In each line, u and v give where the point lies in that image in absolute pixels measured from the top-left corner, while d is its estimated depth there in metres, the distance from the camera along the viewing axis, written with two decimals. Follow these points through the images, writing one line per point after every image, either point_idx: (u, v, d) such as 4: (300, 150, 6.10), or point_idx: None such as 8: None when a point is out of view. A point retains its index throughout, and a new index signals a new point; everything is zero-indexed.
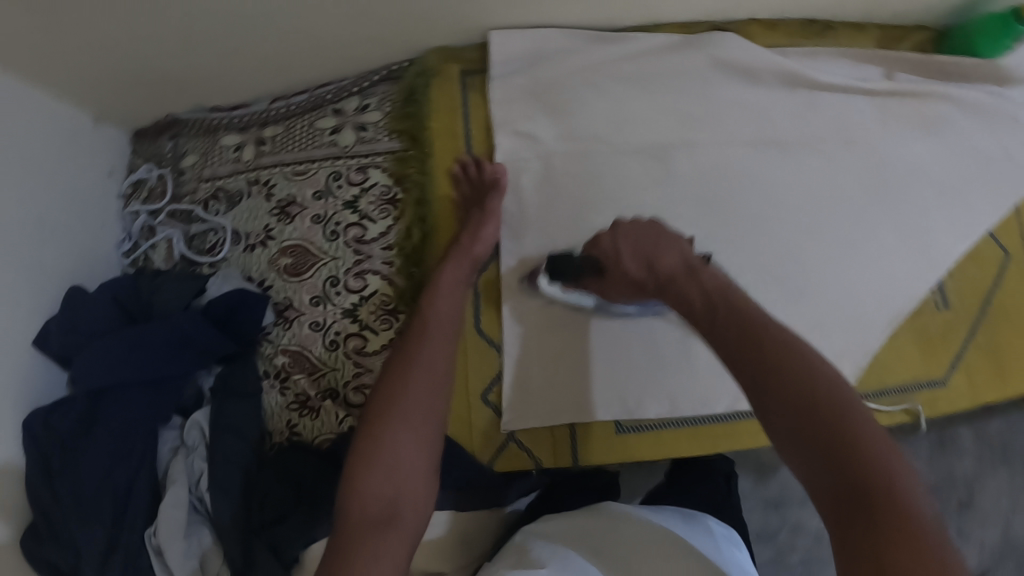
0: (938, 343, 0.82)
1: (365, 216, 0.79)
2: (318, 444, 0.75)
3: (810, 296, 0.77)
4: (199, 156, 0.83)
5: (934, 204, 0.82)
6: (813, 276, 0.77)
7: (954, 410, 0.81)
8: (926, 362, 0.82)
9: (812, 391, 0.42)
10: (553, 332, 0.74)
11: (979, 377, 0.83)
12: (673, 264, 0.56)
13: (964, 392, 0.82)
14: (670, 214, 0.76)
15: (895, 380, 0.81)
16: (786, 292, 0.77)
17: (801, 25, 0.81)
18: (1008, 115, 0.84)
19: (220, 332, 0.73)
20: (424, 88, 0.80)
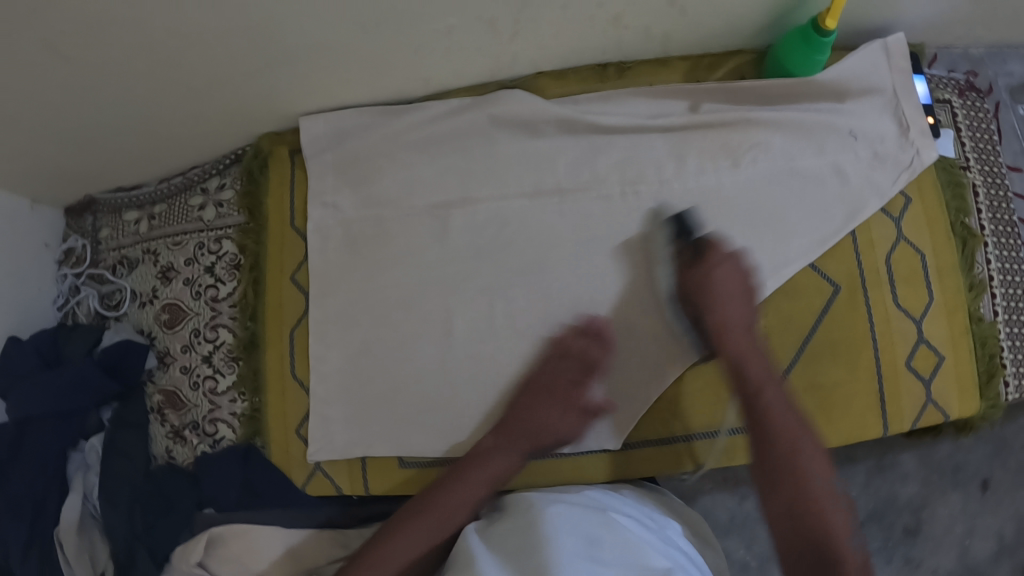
0: (737, 389, 0.82)
1: (218, 278, 0.93)
2: (186, 465, 0.92)
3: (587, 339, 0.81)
4: (111, 229, 1.04)
5: (741, 238, 0.82)
6: (595, 324, 0.81)
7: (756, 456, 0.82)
8: (728, 407, 0.82)
9: (791, 454, 0.79)
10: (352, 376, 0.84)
11: (792, 419, 0.82)
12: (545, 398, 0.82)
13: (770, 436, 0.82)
14: (455, 268, 0.83)
15: (685, 428, 0.84)
16: (570, 333, 0.81)
17: (591, 70, 0.85)
18: (827, 133, 0.83)
19: (108, 376, 0.94)
20: (259, 169, 0.92)
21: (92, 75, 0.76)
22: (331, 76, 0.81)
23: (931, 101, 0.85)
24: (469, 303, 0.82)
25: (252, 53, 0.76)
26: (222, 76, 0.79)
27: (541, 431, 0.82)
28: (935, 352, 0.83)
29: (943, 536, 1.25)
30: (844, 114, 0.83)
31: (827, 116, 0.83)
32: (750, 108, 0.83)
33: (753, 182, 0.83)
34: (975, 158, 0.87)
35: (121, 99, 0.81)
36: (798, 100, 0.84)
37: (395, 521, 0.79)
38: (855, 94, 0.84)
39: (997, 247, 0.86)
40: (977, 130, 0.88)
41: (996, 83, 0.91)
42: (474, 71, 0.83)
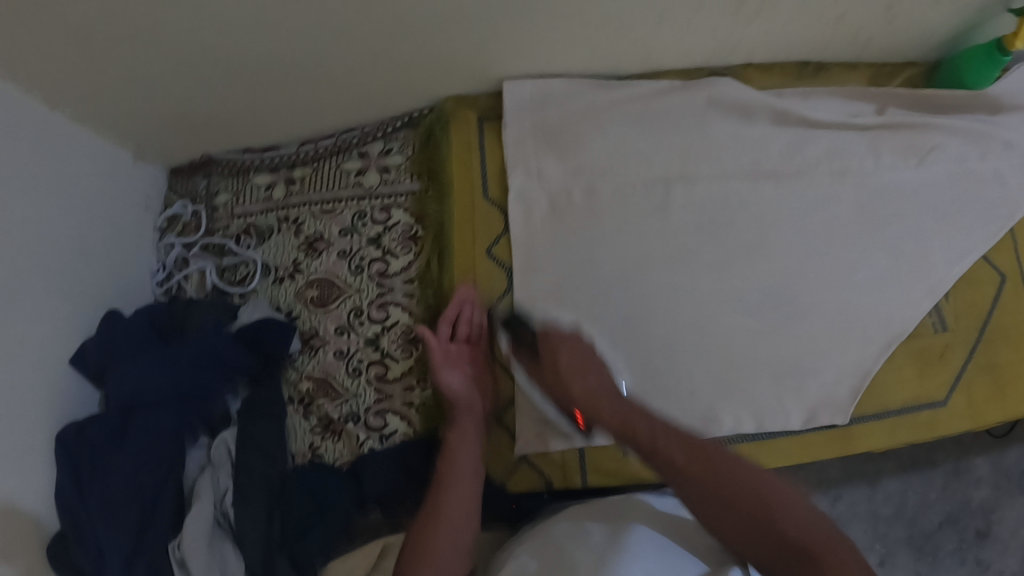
0: (937, 364, 0.84)
1: (387, 252, 0.83)
2: (339, 465, 0.79)
3: (804, 324, 0.80)
4: (232, 194, 0.89)
5: (932, 229, 0.85)
6: (812, 310, 0.80)
7: (956, 432, 0.83)
8: (928, 384, 0.83)
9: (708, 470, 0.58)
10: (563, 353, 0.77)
11: (979, 396, 0.85)
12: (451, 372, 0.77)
13: (964, 413, 0.84)
14: (682, 253, 0.79)
15: (895, 402, 0.83)
16: (786, 317, 0.80)
17: (794, 67, 0.88)
18: (992, 140, 0.91)
19: (246, 356, 0.80)
20: (441, 131, 0.84)
21: (302, 11, 0.67)
22: (557, 41, 0.77)
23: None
24: (690, 284, 0.78)
25: (495, 6, 0.70)
26: (445, 24, 0.72)
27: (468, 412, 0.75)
28: None
29: (1010, 539, 1.37)
30: (1001, 125, 0.92)
31: (987, 124, 0.91)
32: (928, 113, 0.90)
33: (935, 180, 0.87)
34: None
35: (321, 37, 0.71)
36: (966, 110, 0.91)
37: (413, 532, 0.67)
38: (1012, 109, 0.93)
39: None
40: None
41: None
42: (692, 54, 0.83)
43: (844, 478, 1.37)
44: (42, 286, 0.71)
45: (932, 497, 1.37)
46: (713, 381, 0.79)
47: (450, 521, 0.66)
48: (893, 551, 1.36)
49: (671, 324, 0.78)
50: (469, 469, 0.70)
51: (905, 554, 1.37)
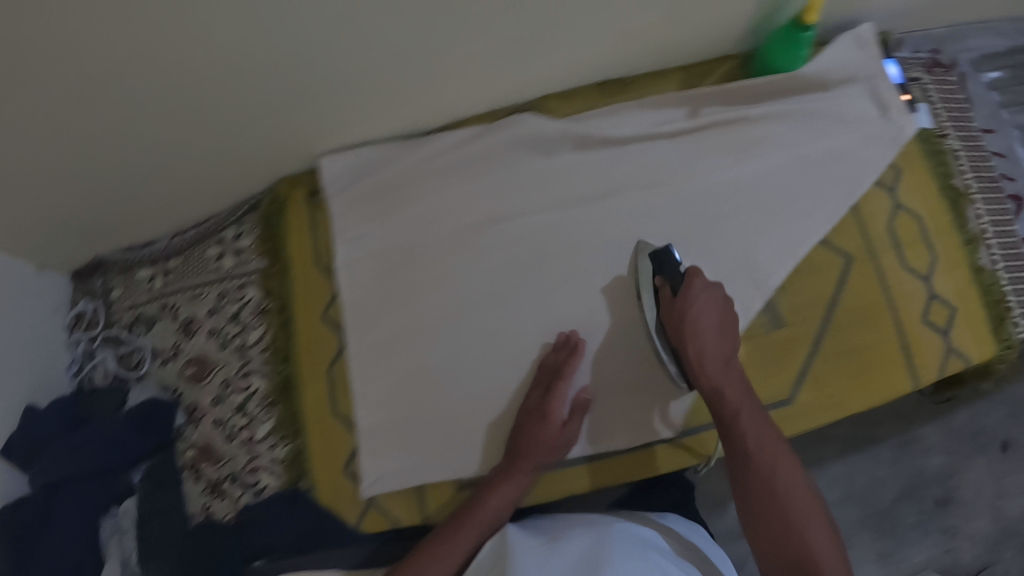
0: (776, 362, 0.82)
1: (244, 326, 0.93)
2: (227, 520, 0.89)
3: (621, 341, 0.84)
4: (124, 289, 1.01)
5: (759, 224, 0.84)
6: (628, 328, 0.84)
7: (804, 429, 0.80)
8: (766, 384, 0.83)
9: (789, 487, 0.68)
10: (408, 401, 0.83)
11: (832, 386, 0.83)
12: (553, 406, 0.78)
13: (812, 407, 0.82)
14: (498, 295, 0.84)
15: (734, 408, 0.82)
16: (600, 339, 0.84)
17: (596, 89, 0.89)
18: (821, 117, 0.90)
19: (139, 434, 0.90)
20: (277, 214, 0.93)
21: (114, 137, 0.75)
22: (354, 115, 0.83)
23: (906, 79, 0.96)
24: (504, 326, 0.83)
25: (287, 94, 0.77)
26: (249, 116, 0.78)
27: (534, 450, 0.78)
28: (947, 305, 0.89)
29: (975, 502, 1.35)
30: (830, 101, 0.91)
31: (814, 104, 0.90)
32: (749, 105, 0.89)
33: (760, 173, 0.86)
34: (952, 124, 0.97)
35: (156, 143, 0.78)
36: (789, 93, 0.90)
37: (421, 556, 0.75)
38: (836, 84, 0.92)
39: (985, 201, 0.95)
40: (948, 99, 0.98)
41: (959, 57, 1.01)
42: (486, 100, 0.87)
43: None
44: None
45: (881, 473, 1.36)
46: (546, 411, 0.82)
47: (459, 557, 0.74)
48: (851, 535, 1.34)
49: (498, 361, 0.83)
50: (497, 510, 0.77)
51: (865, 535, 1.35)
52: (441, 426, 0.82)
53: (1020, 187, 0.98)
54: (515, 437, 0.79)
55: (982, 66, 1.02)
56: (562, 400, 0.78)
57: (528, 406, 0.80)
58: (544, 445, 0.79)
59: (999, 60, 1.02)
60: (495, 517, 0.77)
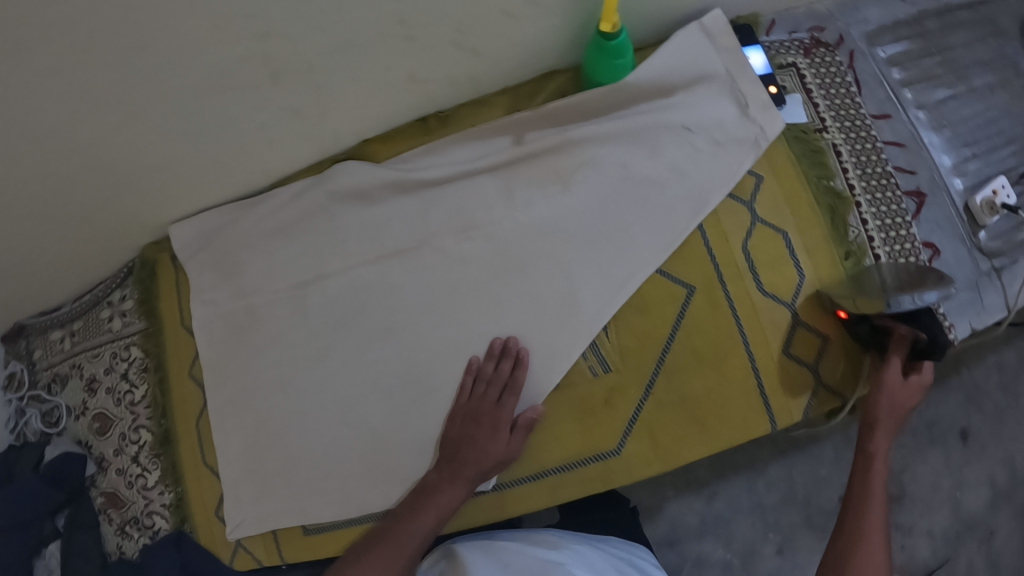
0: (599, 412, 0.78)
1: (132, 383, 1.00)
2: (136, 557, 0.99)
3: (444, 392, 0.82)
4: (41, 351, 1.11)
5: (586, 258, 0.80)
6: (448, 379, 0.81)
7: (627, 483, 0.76)
8: (591, 434, 0.78)
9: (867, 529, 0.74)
10: (261, 454, 0.87)
11: (664, 434, 0.78)
12: (484, 404, 0.77)
13: (641, 458, 0.77)
14: (331, 349, 0.86)
15: (552, 462, 0.78)
16: (423, 393, 0.82)
17: (412, 127, 0.86)
18: (663, 127, 0.81)
19: (53, 487, 1.00)
20: (149, 277, 0.98)
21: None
22: (181, 186, 0.87)
23: (771, 70, 0.83)
24: (333, 379, 0.85)
25: (105, 177, 0.81)
26: (81, 198, 0.84)
27: (477, 458, 0.75)
28: (815, 333, 0.80)
29: (930, 497, 1.29)
30: (673, 108, 0.81)
31: (652, 115, 0.81)
32: (576, 125, 0.82)
33: (588, 202, 0.81)
34: (832, 116, 0.84)
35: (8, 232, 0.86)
36: (624, 105, 0.83)
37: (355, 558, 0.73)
38: (682, 86, 0.82)
39: (872, 203, 0.83)
40: (829, 86, 0.85)
41: (847, 34, 0.88)
42: (306, 153, 0.87)
43: (715, 474, 1.32)
44: None
45: (823, 472, 1.31)
46: (383, 463, 0.83)
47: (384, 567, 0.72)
48: (792, 537, 1.31)
49: (332, 415, 0.85)
50: (433, 522, 0.74)
51: (807, 536, 1.31)
52: (288, 479, 0.86)
53: (920, 181, 0.86)
54: (459, 443, 0.76)
55: (876, 43, 0.90)
56: (496, 412, 0.76)
57: (467, 410, 0.78)
58: (469, 455, 0.75)
59: (900, 30, 0.91)
60: (428, 530, 0.74)
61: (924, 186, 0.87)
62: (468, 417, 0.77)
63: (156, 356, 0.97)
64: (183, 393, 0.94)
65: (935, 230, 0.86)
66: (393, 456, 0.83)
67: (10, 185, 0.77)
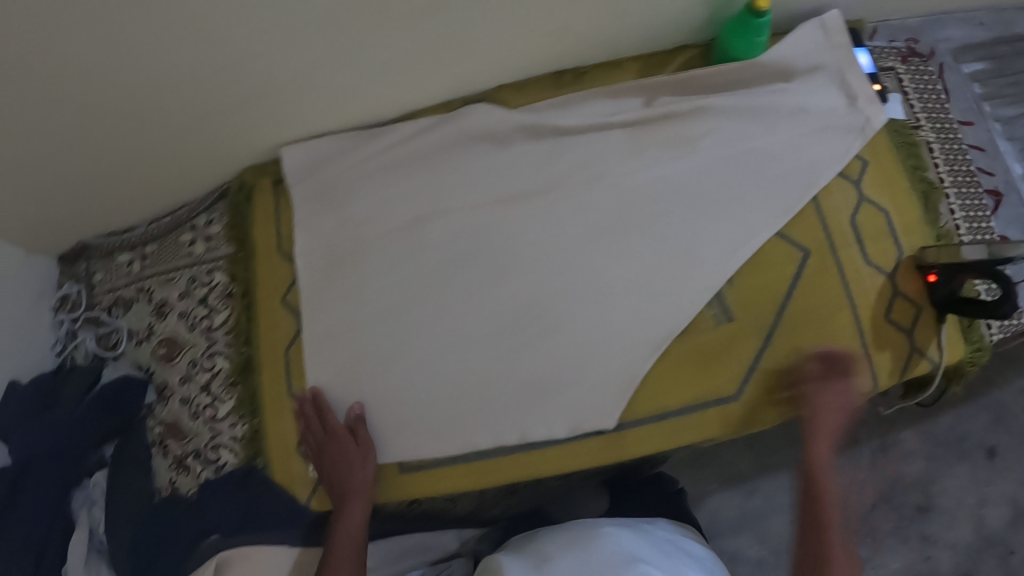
0: (721, 358, 0.81)
1: (211, 308, 0.96)
2: (189, 494, 0.93)
3: (570, 329, 0.82)
4: (104, 274, 1.07)
5: (706, 219, 0.83)
6: (574, 316, 0.82)
7: (744, 423, 0.80)
8: (712, 378, 0.81)
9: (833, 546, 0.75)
10: (355, 385, 0.86)
11: (779, 381, 0.81)
12: (326, 429, 0.85)
13: (758, 403, 0.80)
14: (445, 285, 0.85)
15: (673, 405, 0.81)
16: (545, 330, 0.82)
17: (552, 78, 0.89)
18: (784, 109, 0.85)
19: (111, 410, 0.95)
20: (246, 201, 0.96)
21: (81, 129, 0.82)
22: (306, 107, 0.87)
23: (877, 70, 0.88)
24: (444, 318, 0.85)
25: (235, 88, 0.81)
26: (202, 109, 0.83)
27: (349, 481, 0.83)
28: (913, 304, 0.83)
29: (955, 511, 1.34)
30: (791, 92, 0.86)
31: (773, 94, 0.85)
32: (703, 96, 0.86)
33: (710, 166, 0.84)
34: (925, 116, 0.89)
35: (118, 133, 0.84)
36: (749, 83, 0.86)
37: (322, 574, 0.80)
38: (800, 73, 0.86)
39: (959, 196, 0.87)
40: (923, 89, 0.90)
41: (938, 48, 0.94)
42: (438, 91, 0.88)
43: (758, 470, 1.33)
44: None
45: (859, 476, 1.34)
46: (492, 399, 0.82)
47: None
48: None
49: (438, 350, 0.84)
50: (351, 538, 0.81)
51: (839, 539, 1.32)
52: (381, 412, 0.84)
53: (998, 182, 0.93)
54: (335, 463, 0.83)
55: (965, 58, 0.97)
56: (332, 436, 0.84)
57: (331, 433, 0.84)
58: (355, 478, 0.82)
59: (979, 51, 0.98)
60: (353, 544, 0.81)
61: (1001, 187, 0.93)
62: (325, 441, 0.85)
63: (244, 281, 0.94)
64: (273, 319, 0.91)
65: (1011, 227, 0.92)
66: (501, 395, 0.82)
67: (141, 81, 0.76)
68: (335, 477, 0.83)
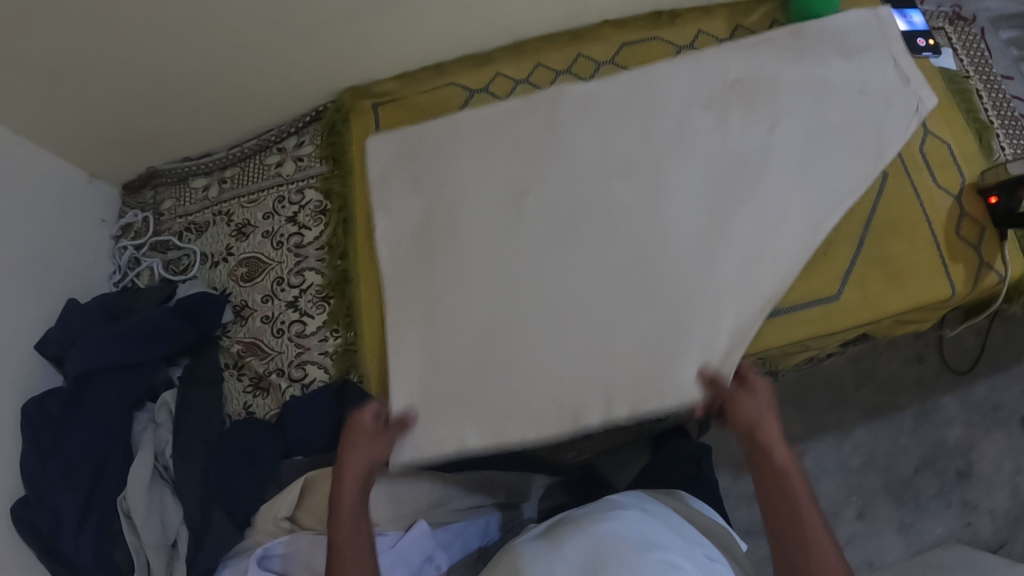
0: (820, 264, 0.87)
1: (302, 226, 0.94)
2: (268, 418, 0.88)
3: (686, 249, 0.82)
4: (175, 200, 1.03)
5: (812, 156, 0.85)
6: (677, 275, 0.81)
7: (849, 322, 0.85)
8: (814, 280, 0.86)
9: None
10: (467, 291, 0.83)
11: (873, 286, 0.87)
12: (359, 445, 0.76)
13: (857, 304, 0.85)
14: (564, 192, 0.86)
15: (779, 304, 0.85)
16: (661, 234, 0.83)
17: (650, 18, 0.95)
18: (870, 61, 0.90)
19: (185, 325, 0.89)
20: (342, 122, 0.96)
21: (190, 35, 0.80)
22: (421, 28, 0.89)
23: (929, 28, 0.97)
24: (555, 225, 0.85)
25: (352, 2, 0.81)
26: (319, 23, 0.84)
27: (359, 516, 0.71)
28: (979, 222, 0.90)
29: (994, 477, 1.37)
30: (873, 48, 0.91)
31: (842, 73, 0.90)
32: (779, 75, 0.89)
33: (794, 141, 0.86)
34: (973, 69, 0.99)
35: (227, 45, 0.84)
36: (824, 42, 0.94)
37: None
38: (879, 31, 0.92)
39: (1006, 136, 0.96)
40: (968, 46, 1.00)
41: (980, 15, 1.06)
42: (549, 21, 0.93)
43: (807, 432, 1.37)
44: (19, 281, 0.85)
45: (902, 441, 1.38)
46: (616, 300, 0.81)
47: None
48: (872, 502, 1.35)
49: (555, 255, 0.84)
50: None
51: (885, 503, 1.35)
52: (492, 314, 0.82)
53: None
54: (346, 488, 0.72)
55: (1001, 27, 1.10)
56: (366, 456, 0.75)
57: (359, 454, 0.75)
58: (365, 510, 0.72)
59: (1015, 20, 1.09)
60: None
61: None
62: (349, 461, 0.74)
63: (341, 196, 0.93)
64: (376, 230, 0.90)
65: None
66: (613, 306, 0.81)
67: None
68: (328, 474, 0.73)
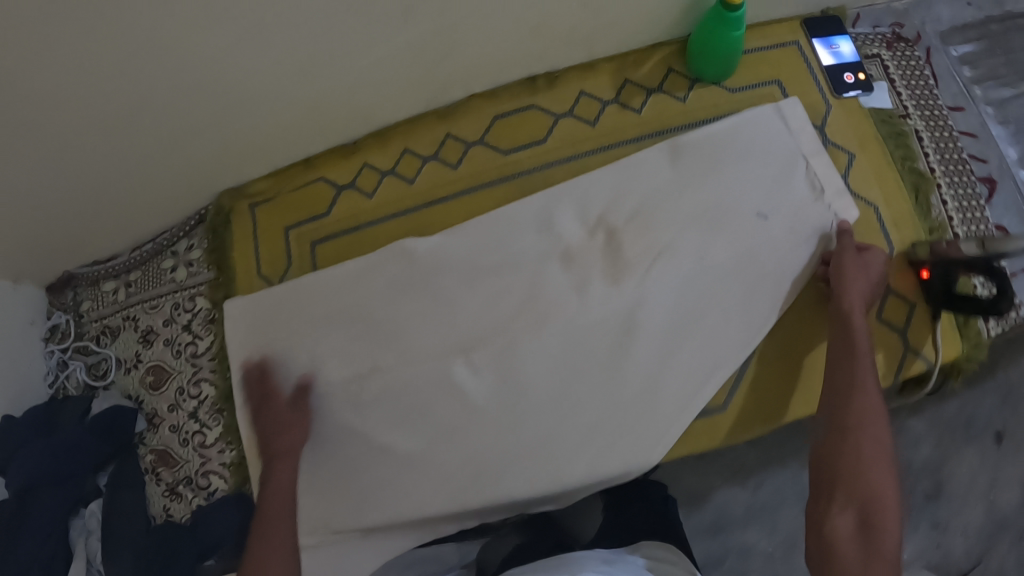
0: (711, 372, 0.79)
1: (195, 335, 0.97)
2: (183, 520, 0.93)
3: (554, 367, 0.77)
4: (92, 302, 1.05)
5: (686, 260, 0.78)
6: (539, 395, 0.78)
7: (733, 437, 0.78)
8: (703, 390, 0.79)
9: (864, 469, 0.68)
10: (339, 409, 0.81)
11: (762, 389, 0.80)
12: (271, 394, 0.81)
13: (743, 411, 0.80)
14: (435, 294, 0.81)
15: None
16: (532, 346, 0.78)
17: (525, 84, 0.88)
18: (759, 142, 0.82)
19: (103, 441, 0.93)
20: (222, 226, 0.93)
21: (45, 167, 0.77)
22: (278, 128, 0.84)
23: (859, 58, 0.88)
24: (416, 332, 0.80)
25: (194, 117, 0.77)
26: (172, 139, 0.79)
27: (277, 443, 0.77)
28: (905, 301, 0.80)
29: None
30: (765, 125, 0.82)
31: (728, 201, 0.79)
32: (650, 210, 0.80)
33: (662, 242, 0.78)
34: (914, 103, 0.89)
35: (86, 170, 0.80)
36: (722, 104, 0.86)
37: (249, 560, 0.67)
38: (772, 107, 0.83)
39: (951, 185, 0.86)
40: (910, 76, 0.90)
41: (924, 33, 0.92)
42: (413, 102, 0.86)
43: None
44: None
45: None
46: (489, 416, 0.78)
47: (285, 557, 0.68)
48: None
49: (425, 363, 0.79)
50: (286, 503, 0.72)
51: None
52: (362, 433, 0.80)
53: (992, 169, 0.89)
54: (266, 430, 0.78)
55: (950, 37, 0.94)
56: (291, 406, 0.79)
57: (278, 404, 0.80)
58: (288, 438, 0.77)
59: (969, 32, 0.95)
60: (288, 507, 0.72)
61: (996, 174, 0.89)
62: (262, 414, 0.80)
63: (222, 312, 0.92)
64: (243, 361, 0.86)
65: (1006, 215, 0.88)
66: (473, 429, 0.78)
67: (101, 115, 0.72)
68: (266, 431, 0.78)
